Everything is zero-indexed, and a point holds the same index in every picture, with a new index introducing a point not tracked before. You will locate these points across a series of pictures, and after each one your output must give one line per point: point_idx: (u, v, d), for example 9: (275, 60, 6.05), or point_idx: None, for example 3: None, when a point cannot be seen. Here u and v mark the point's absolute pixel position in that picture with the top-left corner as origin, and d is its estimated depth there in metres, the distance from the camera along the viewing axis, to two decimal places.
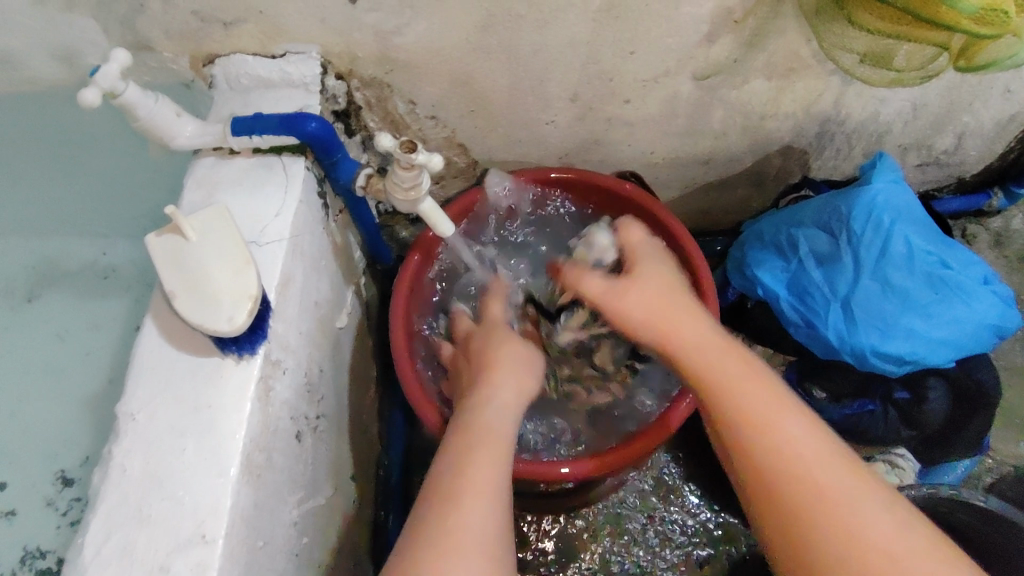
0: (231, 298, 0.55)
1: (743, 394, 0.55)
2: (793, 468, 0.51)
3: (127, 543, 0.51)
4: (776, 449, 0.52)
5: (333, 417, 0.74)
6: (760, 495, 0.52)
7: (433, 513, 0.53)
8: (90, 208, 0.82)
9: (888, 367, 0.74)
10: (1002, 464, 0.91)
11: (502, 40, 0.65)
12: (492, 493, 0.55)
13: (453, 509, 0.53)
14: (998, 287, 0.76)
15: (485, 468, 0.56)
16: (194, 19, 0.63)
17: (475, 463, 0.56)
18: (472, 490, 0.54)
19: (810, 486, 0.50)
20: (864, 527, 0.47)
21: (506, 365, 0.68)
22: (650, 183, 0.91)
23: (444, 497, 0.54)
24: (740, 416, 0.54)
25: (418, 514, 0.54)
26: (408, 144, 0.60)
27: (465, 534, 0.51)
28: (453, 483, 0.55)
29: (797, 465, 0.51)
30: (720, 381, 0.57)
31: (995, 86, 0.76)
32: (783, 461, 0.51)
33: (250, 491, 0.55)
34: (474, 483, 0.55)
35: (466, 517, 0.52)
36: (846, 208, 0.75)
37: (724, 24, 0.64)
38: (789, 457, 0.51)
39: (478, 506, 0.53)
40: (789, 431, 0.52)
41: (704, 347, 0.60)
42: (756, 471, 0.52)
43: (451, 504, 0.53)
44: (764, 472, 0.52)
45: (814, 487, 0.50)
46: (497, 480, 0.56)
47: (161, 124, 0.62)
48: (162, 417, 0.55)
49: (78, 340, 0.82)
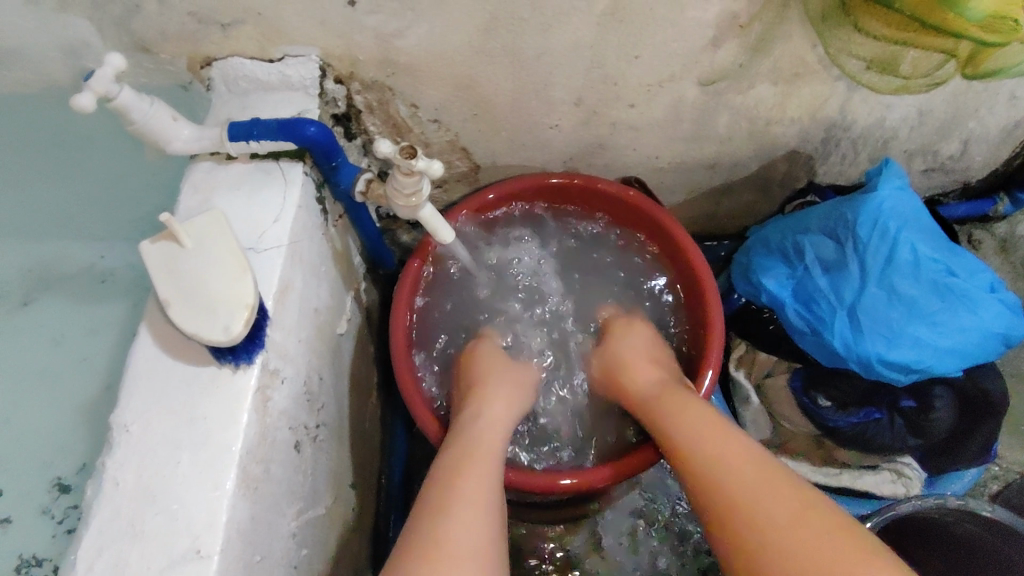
0: (227, 307, 0.54)
1: (721, 448, 0.57)
2: (733, 480, 0.55)
3: (120, 558, 0.50)
4: (716, 464, 0.56)
5: (332, 426, 0.73)
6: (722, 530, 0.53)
7: (425, 526, 0.53)
8: (84, 212, 0.81)
9: (894, 375, 0.74)
10: (1007, 472, 0.90)
11: (504, 44, 0.64)
12: (481, 507, 0.55)
13: (443, 523, 0.53)
14: (1005, 294, 0.75)
15: (472, 481, 0.57)
16: (192, 20, 0.61)
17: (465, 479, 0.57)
18: (465, 505, 0.55)
19: (743, 504, 0.53)
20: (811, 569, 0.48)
21: (511, 383, 0.71)
22: (654, 188, 0.90)
23: (439, 511, 0.54)
24: (717, 466, 0.56)
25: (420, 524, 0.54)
26: (408, 150, 0.58)
27: (451, 546, 0.51)
28: (446, 496, 0.56)
29: (737, 477, 0.54)
30: (672, 418, 0.64)
31: (1002, 92, 0.76)
32: (747, 506, 0.52)
33: (247, 504, 0.54)
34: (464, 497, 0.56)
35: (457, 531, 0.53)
36: (852, 215, 0.74)
37: (731, 29, 0.63)
38: (727, 470, 0.56)
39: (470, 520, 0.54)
40: (730, 454, 0.57)
41: (673, 392, 0.66)
42: (722, 511, 0.54)
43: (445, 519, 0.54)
44: (728, 511, 0.53)
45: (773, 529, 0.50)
46: (487, 491, 0.57)
47: (157, 128, 0.60)
48: (156, 428, 0.54)
49: (74, 345, 0.81)
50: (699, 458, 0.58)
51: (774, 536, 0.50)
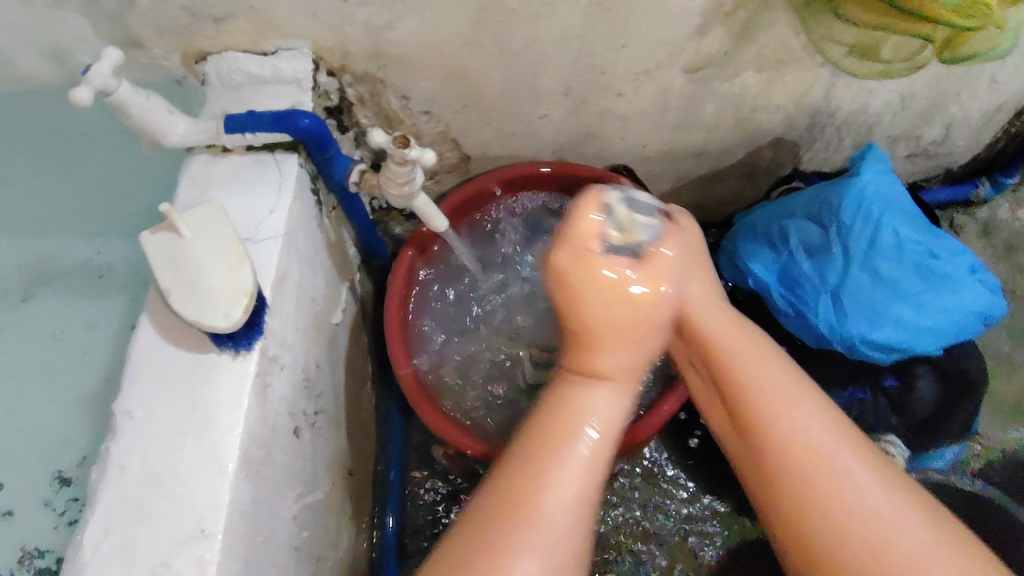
0: (227, 296, 0.55)
1: (758, 371, 0.54)
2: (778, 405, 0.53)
3: (127, 540, 0.51)
4: (798, 443, 0.51)
5: (329, 413, 0.74)
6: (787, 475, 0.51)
7: (507, 525, 0.48)
8: (80, 208, 0.81)
9: (878, 356, 0.75)
10: (991, 449, 0.93)
11: (494, 34, 0.65)
12: (579, 513, 0.49)
13: (527, 537, 0.47)
14: (986, 275, 0.77)
15: (571, 474, 0.50)
16: (185, 15, 0.62)
17: (557, 443, 0.51)
18: (558, 495, 0.49)
19: (805, 446, 0.51)
20: (885, 541, 0.48)
21: (614, 333, 0.54)
22: (643, 177, 0.92)
23: (515, 506, 0.48)
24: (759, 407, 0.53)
25: (483, 517, 0.49)
26: (401, 140, 0.60)
27: (546, 533, 0.48)
28: (534, 490, 0.49)
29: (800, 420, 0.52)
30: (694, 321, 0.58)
31: (981, 77, 0.78)
32: (802, 449, 0.51)
33: (249, 486, 0.55)
34: (549, 512, 0.48)
35: (544, 510, 0.48)
36: (836, 199, 0.76)
37: (716, 17, 0.64)
38: (827, 469, 0.50)
39: (558, 543, 0.48)
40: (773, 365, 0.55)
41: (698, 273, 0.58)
42: (781, 447, 0.51)
43: (529, 523, 0.48)
44: (778, 451, 0.52)
45: (815, 461, 0.50)
46: (582, 483, 0.50)
47: (153, 121, 0.62)
48: (160, 415, 0.55)
49: (73, 339, 0.82)
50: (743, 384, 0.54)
51: (852, 550, 0.48)
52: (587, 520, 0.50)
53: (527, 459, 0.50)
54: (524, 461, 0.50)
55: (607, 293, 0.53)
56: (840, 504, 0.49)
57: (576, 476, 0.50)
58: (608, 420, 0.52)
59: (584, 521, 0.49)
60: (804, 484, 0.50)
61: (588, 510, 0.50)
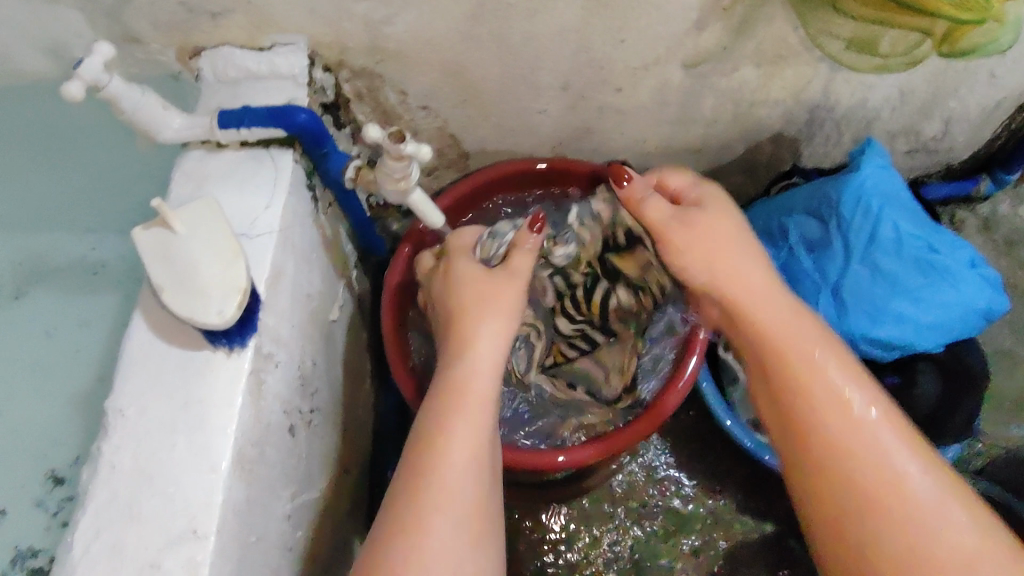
0: (221, 292, 0.55)
1: (820, 363, 0.56)
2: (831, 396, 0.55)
3: (118, 539, 0.51)
4: (849, 434, 0.53)
5: (325, 411, 0.74)
6: (839, 466, 0.52)
7: (417, 491, 0.52)
8: (74, 206, 0.81)
9: (878, 352, 0.75)
10: (991, 447, 0.92)
11: (491, 29, 0.65)
12: (473, 485, 0.53)
13: (426, 499, 0.51)
14: (987, 270, 0.76)
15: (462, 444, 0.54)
16: (180, 9, 0.62)
17: (451, 418, 0.55)
18: (451, 464, 0.53)
19: (854, 436, 0.53)
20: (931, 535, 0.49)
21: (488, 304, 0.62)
22: (641, 173, 0.91)
23: (418, 475, 0.53)
24: (821, 397, 0.55)
25: (398, 488, 0.53)
26: (397, 135, 0.59)
27: (452, 499, 0.52)
28: (428, 455, 0.53)
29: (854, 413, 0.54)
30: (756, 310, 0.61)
31: (982, 72, 0.77)
32: (854, 440, 0.52)
33: (242, 485, 0.55)
34: (450, 482, 0.52)
35: (442, 477, 0.52)
36: (836, 194, 0.75)
37: (714, 11, 0.64)
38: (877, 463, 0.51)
39: (454, 510, 0.51)
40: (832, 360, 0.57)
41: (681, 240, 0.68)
42: (834, 436, 0.53)
43: (428, 484, 0.52)
44: (834, 443, 0.53)
45: (871, 454, 0.52)
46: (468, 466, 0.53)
47: (147, 117, 0.61)
48: (152, 413, 0.54)
49: (67, 337, 0.81)
50: (804, 374, 0.56)
51: (899, 540, 0.49)
52: (480, 490, 0.54)
53: (424, 433, 0.55)
54: (426, 430, 0.55)
55: (473, 276, 0.65)
56: (895, 495, 0.50)
57: (466, 453, 0.54)
58: (490, 387, 0.58)
59: (481, 495, 0.53)
60: (854, 473, 0.52)
61: (485, 488, 0.54)
